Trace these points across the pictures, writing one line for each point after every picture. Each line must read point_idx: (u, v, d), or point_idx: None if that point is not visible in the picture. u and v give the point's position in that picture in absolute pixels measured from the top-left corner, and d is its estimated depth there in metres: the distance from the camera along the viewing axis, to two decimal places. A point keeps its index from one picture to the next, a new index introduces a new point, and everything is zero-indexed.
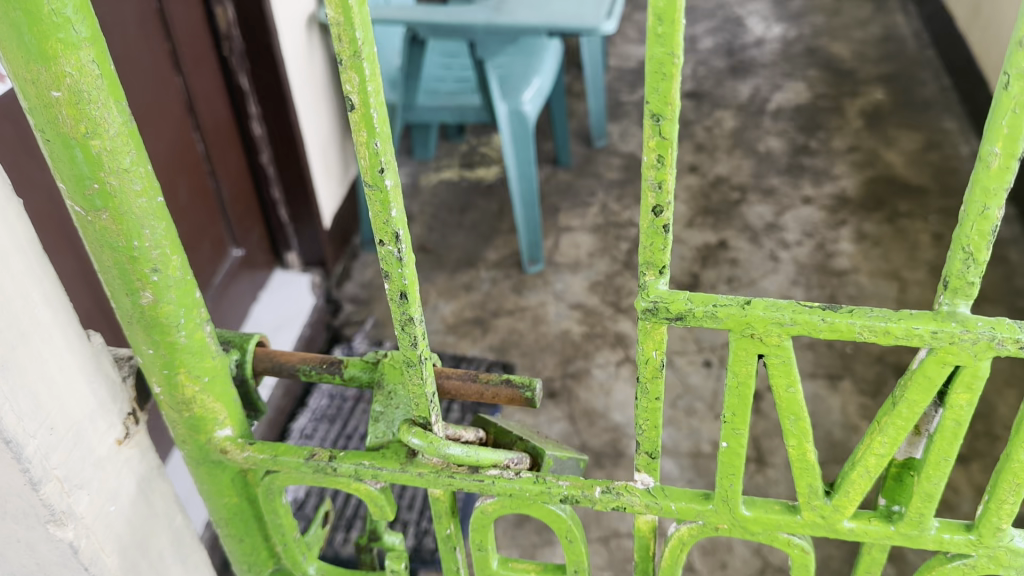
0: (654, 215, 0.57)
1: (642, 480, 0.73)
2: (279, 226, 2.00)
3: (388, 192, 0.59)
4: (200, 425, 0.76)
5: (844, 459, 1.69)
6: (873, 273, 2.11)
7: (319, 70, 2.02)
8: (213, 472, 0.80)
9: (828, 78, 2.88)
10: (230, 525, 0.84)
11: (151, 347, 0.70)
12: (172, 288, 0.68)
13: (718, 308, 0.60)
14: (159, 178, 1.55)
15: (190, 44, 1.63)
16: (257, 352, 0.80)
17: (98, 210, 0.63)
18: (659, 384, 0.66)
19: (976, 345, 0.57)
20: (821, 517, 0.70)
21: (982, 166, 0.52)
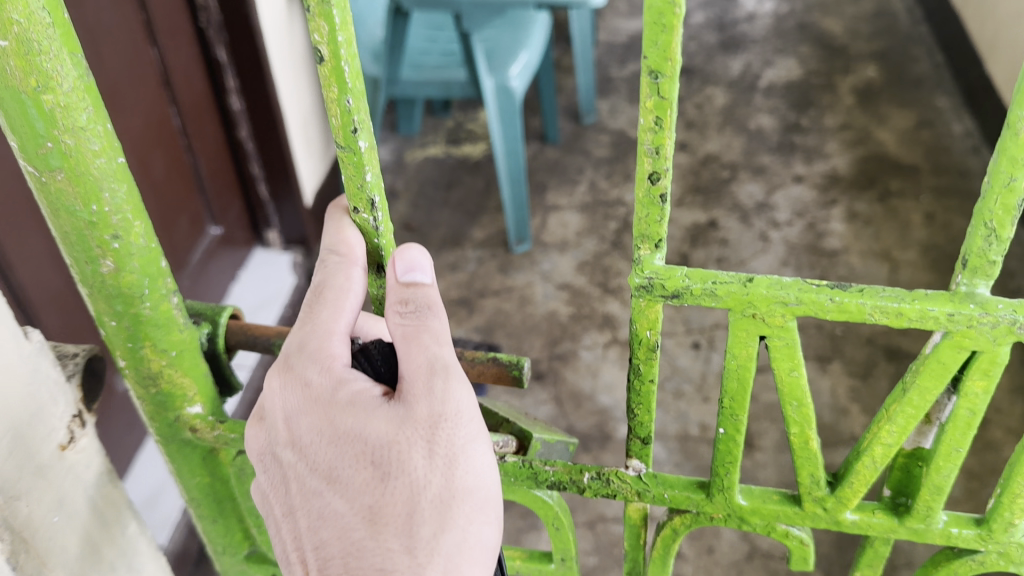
0: (651, 183, 0.54)
1: (632, 466, 0.70)
2: (259, 202, 1.95)
3: (362, 154, 0.57)
4: (169, 402, 0.73)
5: (833, 442, 1.68)
6: (864, 254, 2.08)
7: (299, 44, 1.96)
8: (183, 451, 0.77)
9: (820, 54, 2.83)
10: (205, 505, 0.82)
11: (107, 320, 0.67)
12: (136, 254, 0.65)
13: (717, 285, 0.57)
14: (131, 154, 1.49)
15: (166, 15, 1.57)
16: (232, 325, 0.76)
17: (54, 170, 0.59)
18: (653, 365, 0.64)
19: (995, 330, 0.54)
20: (822, 509, 0.68)
21: (1009, 134, 0.49)
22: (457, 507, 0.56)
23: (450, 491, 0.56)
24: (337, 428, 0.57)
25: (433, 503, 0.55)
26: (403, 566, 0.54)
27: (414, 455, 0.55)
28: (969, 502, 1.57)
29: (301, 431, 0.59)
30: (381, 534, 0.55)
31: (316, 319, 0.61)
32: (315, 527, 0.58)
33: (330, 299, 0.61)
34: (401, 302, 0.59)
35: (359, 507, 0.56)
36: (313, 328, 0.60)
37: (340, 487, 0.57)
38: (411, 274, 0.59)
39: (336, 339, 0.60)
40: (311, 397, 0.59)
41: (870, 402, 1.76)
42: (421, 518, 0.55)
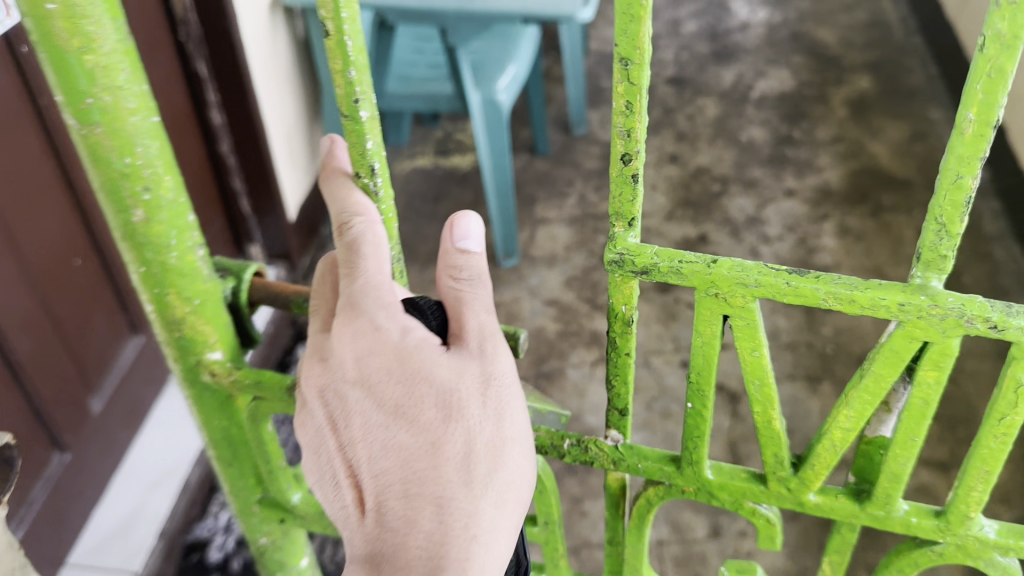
0: (623, 164, 0.58)
1: (610, 436, 0.77)
2: (240, 218, 1.92)
3: (363, 123, 0.62)
4: (190, 346, 0.78)
5: None
6: (855, 270, 2.06)
7: (285, 56, 1.93)
8: (202, 394, 0.83)
9: (814, 65, 2.81)
10: (220, 449, 0.89)
11: (141, 268, 0.73)
12: (166, 207, 0.70)
13: (683, 265, 0.61)
14: None
15: (145, 27, 1.53)
16: (253, 285, 0.82)
17: (93, 124, 0.64)
18: (629, 339, 0.69)
19: (945, 322, 0.57)
20: (787, 489, 0.73)
21: (957, 134, 0.51)
22: (506, 452, 0.62)
23: (500, 439, 0.61)
24: (406, 370, 0.61)
25: (487, 445, 0.61)
26: (462, 500, 0.59)
27: (471, 404, 0.61)
28: None
29: (368, 370, 0.61)
30: (442, 467, 0.59)
31: (364, 270, 0.64)
32: (377, 459, 0.61)
33: (369, 253, 0.64)
34: (454, 268, 0.64)
35: (424, 440, 0.60)
36: (364, 279, 0.64)
37: (405, 422, 0.60)
38: (464, 242, 0.64)
39: (380, 291, 0.63)
40: (378, 341, 0.62)
41: None
42: (477, 458, 0.60)
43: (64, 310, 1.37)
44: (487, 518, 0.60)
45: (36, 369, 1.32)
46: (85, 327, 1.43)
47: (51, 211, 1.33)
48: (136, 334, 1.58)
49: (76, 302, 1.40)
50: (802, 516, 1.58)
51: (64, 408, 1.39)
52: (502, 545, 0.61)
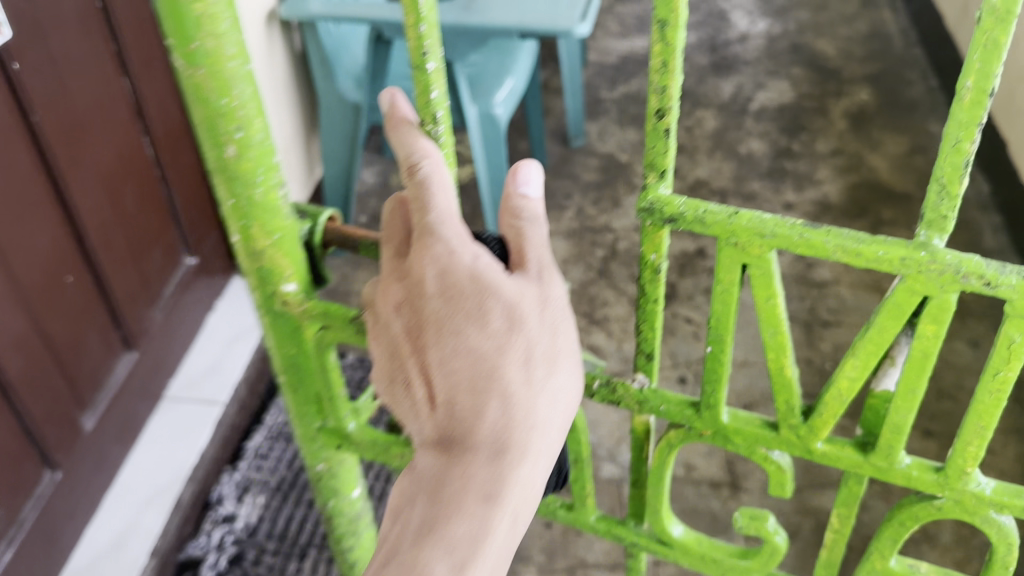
0: (658, 118, 0.65)
1: (637, 379, 0.83)
2: None
3: (429, 75, 0.67)
4: (269, 276, 0.80)
5: (821, 483, 1.65)
6: (854, 286, 2.05)
7: (280, 70, 1.92)
8: (275, 321, 0.85)
9: (813, 77, 2.80)
10: (290, 374, 0.91)
11: (230, 199, 0.74)
12: (257, 145, 0.71)
13: (710, 215, 0.67)
14: (100, 191, 1.44)
15: (139, 43, 1.51)
16: (326, 229, 0.83)
17: (196, 66, 0.64)
18: (658, 286, 0.76)
19: (942, 277, 0.62)
20: (798, 436, 0.78)
21: (957, 101, 0.57)
22: (559, 362, 0.66)
23: (554, 350, 0.66)
24: (478, 283, 0.64)
25: (542, 357, 0.66)
26: (518, 405, 0.65)
27: (532, 317, 0.65)
28: (959, 549, 1.54)
29: (444, 283, 0.65)
30: (505, 368, 0.64)
31: (437, 204, 0.66)
32: (446, 362, 0.65)
33: (441, 189, 0.67)
34: (515, 211, 0.67)
35: (492, 346, 0.64)
36: (436, 213, 0.66)
37: (475, 329, 0.64)
38: (524, 187, 0.67)
39: (450, 223, 0.66)
40: (454, 262, 0.65)
41: None
42: (535, 364, 0.65)
43: (57, 329, 1.36)
44: (540, 416, 0.66)
45: (27, 389, 1.31)
46: (78, 344, 1.42)
47: (43, 230, 1.31)
48: (129, 350, 1.57)
49: (69, 319, 1.39)
50: (801, 536, 1.56)
51: (56, 427, 1.38)
52: (551, 439, 0.67)
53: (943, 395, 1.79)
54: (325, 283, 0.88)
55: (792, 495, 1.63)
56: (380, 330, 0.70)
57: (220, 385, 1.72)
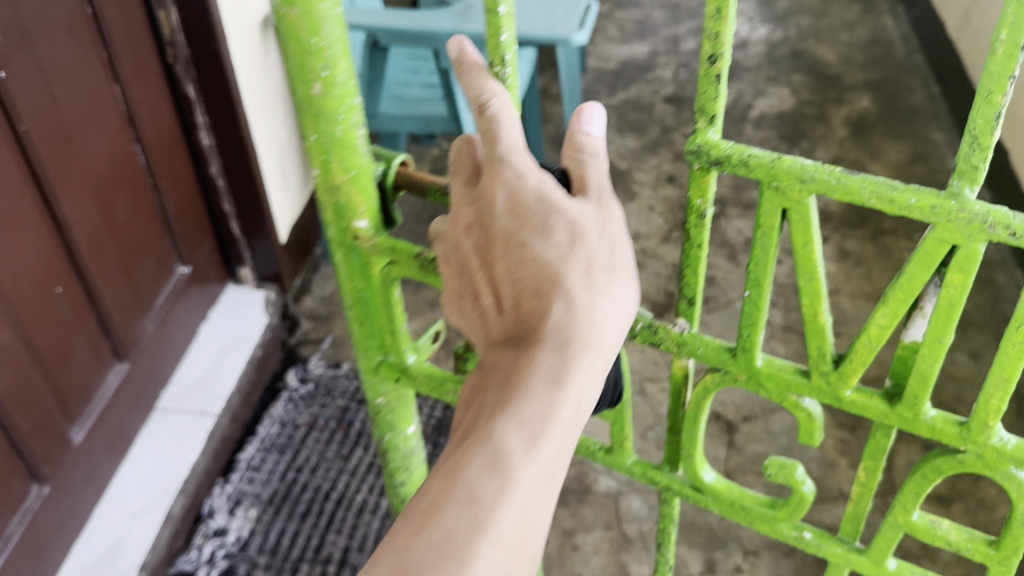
0: (709, 65, 0.62)
1: (677, 324, 0.79)
2: (230, 240, 1.89)
3: (500, 17, 0.65)
4: (342, 212, 0.82)
5: (820, 498, 1.62)
6: (854, 295, 2.03)
7: (276, 76, 1.90)
8: (346, 257, 0.86)
9: (813, 83, 2.78)
10: (356, 307, 0.91)
11: (312, 135, 0.77)
12: (341, 86, 0.74)
13: (751, 157, 0.65)
14: (90, 201, 1.42)
15: (129, 50, 1.49)
16: (397, 172, 0.83)
17: (290, 4, 0.69)
18: (702, 232, 0.73)
19: (970, 226, 0.59)
20: (828, 384, 0.74)
21: (994, 51, 0.54)
22: (622, 271, 0.63)
23: (615, 260, 0.62)
24: (545, 196, 0.62)
25: (606, 262, 0.62)
26: (582, 303, 0.61)
27: (593, 230, 0.62)
28: None
29: (512, 198, 0.62)
30: (567, 271, 0.61)
31: (504, 134, 0.64)
32: (512, 268, 0.62)
33: (507, 121, 0.64)
34: (577, 145, 0.65)
35: (556, 252, 0.61)
36: (504, 144, 0.64)
37: (539, 236, 0.61)
38: (588, 126, 0.65)
39: (520, 151, 0.64)
40: (522, 181, 0.62)
41: (859, 454, 1.70)
42: (596, 269, 0.61)
43: (45, 341, 1.34)
44: (603, 317, 0.62)
45: (13, 403, 1.29)
46: (66, 355, 1.40)
47: (30, 240, 1.29)
48: (120, 361, 1.55)
49: (56, 330, 1.37)
50: (799, 552, 1.54)
51: (44, 441, 1.36)
52: (614, 342, 0.63)
53: (944, 407, 1.77)
54: (398, 224, 0.88)
55: None
56: (448, 252, 0.68)
57: (212, 396, 1.70)
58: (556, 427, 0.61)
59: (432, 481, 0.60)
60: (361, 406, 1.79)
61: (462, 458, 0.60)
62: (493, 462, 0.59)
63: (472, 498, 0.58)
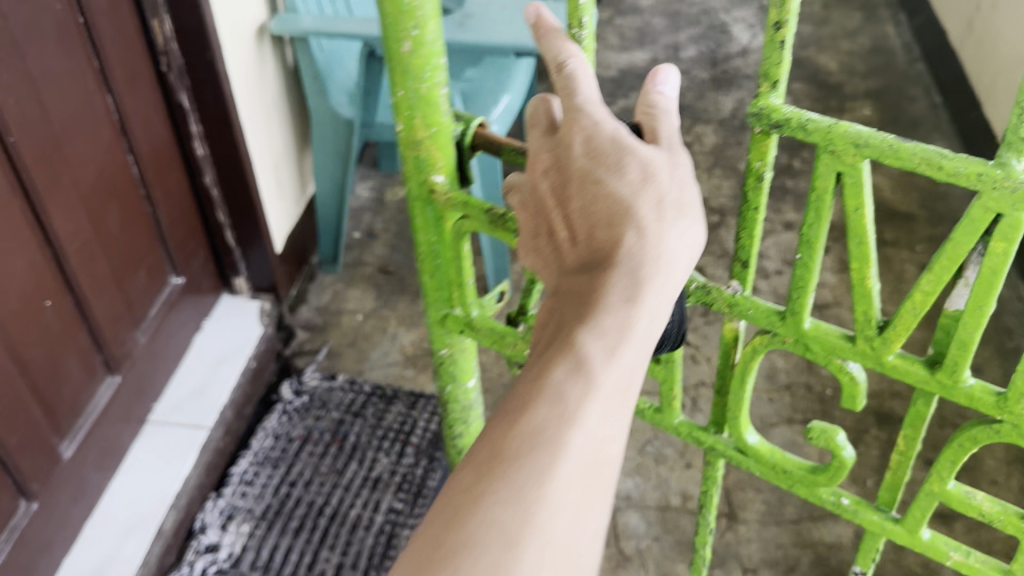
0: (775, 30, 0.65)
1: (733, 287, 0.80)
2: (225, 250, 1.87)
3: None
4: (421, 165, 0.87)
5: (820, 515, 1.60)
6: (856, 307, 2.01)
7: (272, 84, 1.88)
8: (421, 209, 0.92)
9: (814, 92, 2.76)
10: (428, 259, 0.97)
11: (400, 91, 0.82)
12: (429, 45, 0.80)
13: (811, 120, 0.66)
14: (80, 213, 1.40)
15: (122, 58, 1.48)
16: (475, 134, 0.89)
17: None
18: (759, 195, 0.74)
19: (1016, 195, 0.60)
20: (872, 349, 0.74)
21: None
22: (693, 206, 0.65)
23: (683, 202, 0.65)
24: (618, 141, 0.66)
25: (675, 201, 0.65)
26: (653, 233, 0.63)
27: (663, 173, 0.65)
28: None
29: (588, 142, 0.67)
30: (637, 205, 0.64)
31: (583, 90, 0.69)
32: (586, 206, 0.66)
33: (583, 78, 0.70)
34: (647, 105, 0.70)
35: (628, 189, 0.65)
36: (582, 97, 0.69)
37: (612, 175, 0.65)
38: (660, 85, 0.70)
39: (596, 104, 0.69)
40: (597, 128, 0.67)
41: (860, 470, 1.68)
42: (665, 207, 0.64)
43: (33, 356, 1.33)
44: (671, 250, 0.64)
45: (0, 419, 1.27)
46: (56, 369, 1.38)
47: (19, 253, 1.27)
48: (111, 374, 1.53)
49: (45, 344, 1.35)
50: (798, 571, 1.52)
51: (32, 456, 1.33)
52: (682, 274, 0.65)
53: (946, 422, 1.75)
54: (472, 184, 0.93)
55: (789, 526, 1.59)
56: (527, 199, 0.73)
57: (204, 409, 1.67)
58: (636, 333, 0.63)
59: (524, 379, 0.63)
60: (356, 419, 1.77)
61: (548, 358, 0.63)
62: (577, 364, 0.62)
63: (559, 398, 0.61)
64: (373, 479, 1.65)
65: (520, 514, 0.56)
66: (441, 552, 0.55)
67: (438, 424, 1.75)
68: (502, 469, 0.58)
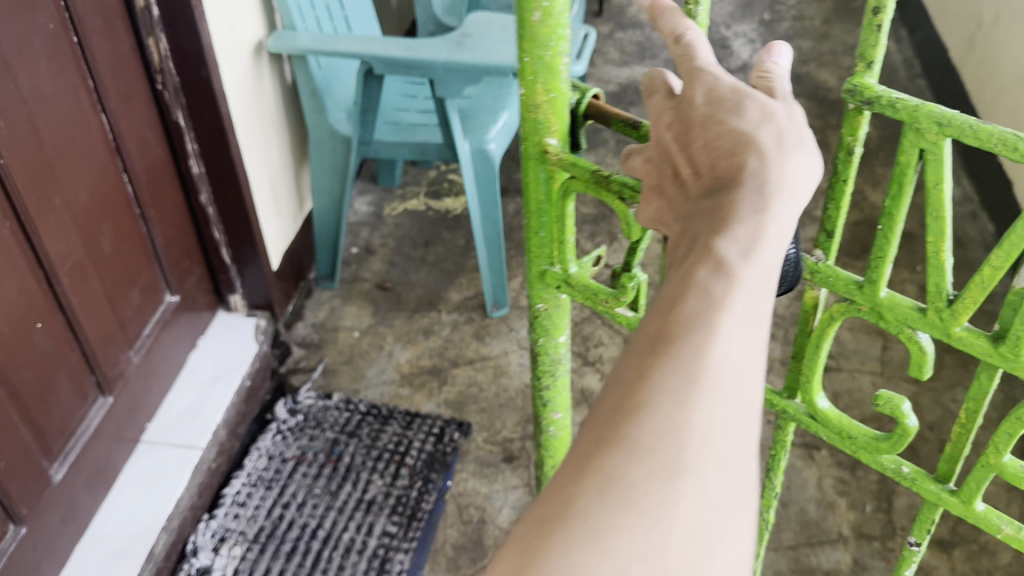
0: (874, 12, 0.61)
1: (817, 256, 0.75)
2: (220, 267, 1.86)
3: None
4: (533, 126, 0.83)
5: (817, 542, 1.59)
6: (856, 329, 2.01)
7: (269, 101, 1.87)
8: (532, 169, 0.87)
9: (815, 107, 2.76)
10: (535, 217, 0.91)
11: (524, 56, 0.79)
12: (558, 15, 0.76)
13: (898, 98, 0.62)
14: (72, 234, 1.40)
15: (116, 78, 1.47)
16: (591, 102, 0.84)
17: None
18: (849, 169, 0.69)
19: None
20: (939, 319, 0.69)
21: None
22: (812, 139, 0.64)
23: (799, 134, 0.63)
24: (736, 90, 0.65)
25: (795, 133, 0.63)
26: (775, 158, 0.62)
27: (781, 113, 0.64)
28: None
29: (711, 90, 0.66)
30: (758, 132, 0.62)
31: (701, 55, 0.68)
32: (709, 142, 0.64)
33: (700, 46, 0.69)
34: (762, 71, 0.68)
35: (750, 121, 0.63)
36: (701, 60, 0.68)
37: (733, 113, 0.64)
38: (777, 55, 0.69)
39: (715, 65, 0.68)
40: (718, 85, 0.66)
41: (860, 496, 1.66)
42: (785, 137, 0.63)
43: (22, 380, 1.32)
44: (796, 173, 0.61)
45: None
46: (45, 392, 1.37)
47: (9, 275, 1.27)
48: (103, 395, 1.53)
49: (35, 367, 1.34)
50: None
51: (21, 481, 1.32)
52: (807, 195, 0.62)
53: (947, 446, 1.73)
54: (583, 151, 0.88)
55: (787, 552, 1.57)
56: (651, 159, 0.70)
57: (198, 428, 1.66)
58: (773, 236, 0.60)
59: (669, 284, 0.61)
60: (351, 439, 1.76)
61: (687, 264, 0.60)
62: (718, 264, 0.58)
63: (707, 292, 0.58)
64: (367, 501, 1.64)
65: (687, 382, 0.54)
66: (616, 429, 0.53)
67: (433, 445, 1.75)
68: (667, 349, 0.56)
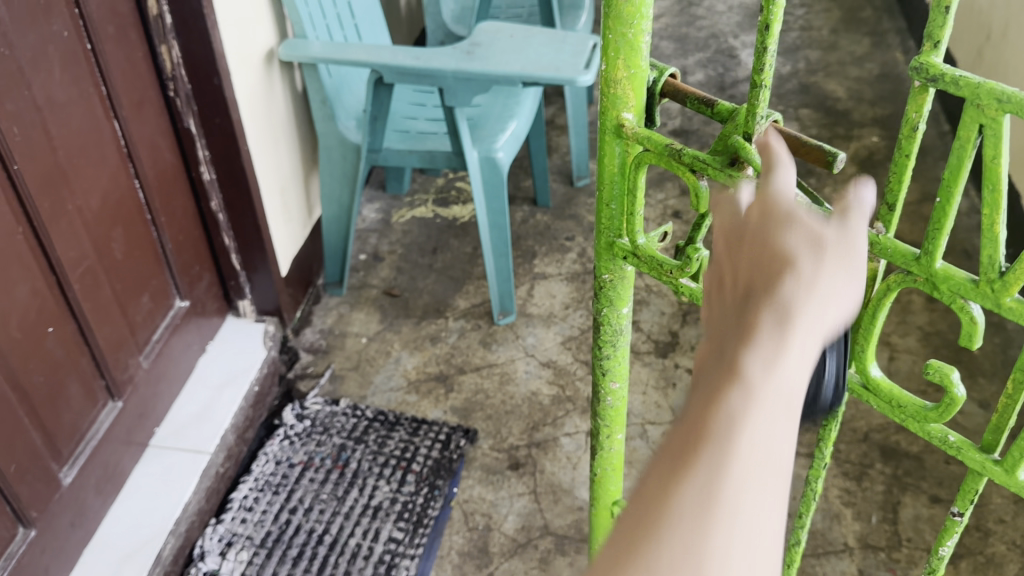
0: None
1: (875, 228, 0.68)
2: (230, 273, 1.87)
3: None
4: (609, 100, 0.81)
5: (823, 552, 1.58)
6: None
7: (281, 109, 1.89)
8: (607, 142, 0.84)
9: (822, 117, 2.77)
10: (606, 189, 0.88)
11: (607, 34, 0.77)
12: None
13: (964, 75, 0.57)
14: (83, 240, 1.41)
15: (129, 85, 1.49)
16: (670, 80, 0.81)
17: None
18: (912, 144, 0.63)
19: None
20: (991, 290, 0.63)
21: None
22: (858, 261, 0.59)
23: (842, 256, 0.58)
24: (789, 210, 0.60)
25: (837, 253, 0.58)
26: (809, 277, 0.57)
27: (830, 232, 0.59)
28: None
29: (766, 205, 0.61)
30: (794, 253, 0.58)
31: (773, 169, 0.63)
32: (752, 256, 0.60)
33: (772, 156, 0.64)
34: (844, 195, 0.61)
35: (790, 240, 0.59)
36: (774, 174, 0.63)
37: (778, 230, 0.60)
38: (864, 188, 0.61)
39: (785, 179, 0.62)
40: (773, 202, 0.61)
41: (866, 506, 1.66)
42: (826, 260, 0.58)
43: (33, 380, 1.33)
44: (827, 295, 0.57)
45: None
46: (56, 396, 1.39)
47: (21, 279, 1.28)
48: (113, 399, 1.54)
49: (46, 370, 1.36)
50: None
51: (31, 484, 1.34)
52: (841, 315, 0.58)
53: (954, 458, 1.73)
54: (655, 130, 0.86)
55: None
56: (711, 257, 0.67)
57: (207, 432, 1.67)
58: (797, 359, 0.56)
59: (696, 395, 0.58)
60: (358, 445, 1.77)
61: (714, 380, 0.57)
62: (741, 387, 0.55)
63: (731, 412, 0.55)
64: (373, 507, 1.64)
65: (706, 504, 0.53)
66: (638, 546, 0.52)
67: (439, 451, 1.76)
68: (688, 467, 0.54)
